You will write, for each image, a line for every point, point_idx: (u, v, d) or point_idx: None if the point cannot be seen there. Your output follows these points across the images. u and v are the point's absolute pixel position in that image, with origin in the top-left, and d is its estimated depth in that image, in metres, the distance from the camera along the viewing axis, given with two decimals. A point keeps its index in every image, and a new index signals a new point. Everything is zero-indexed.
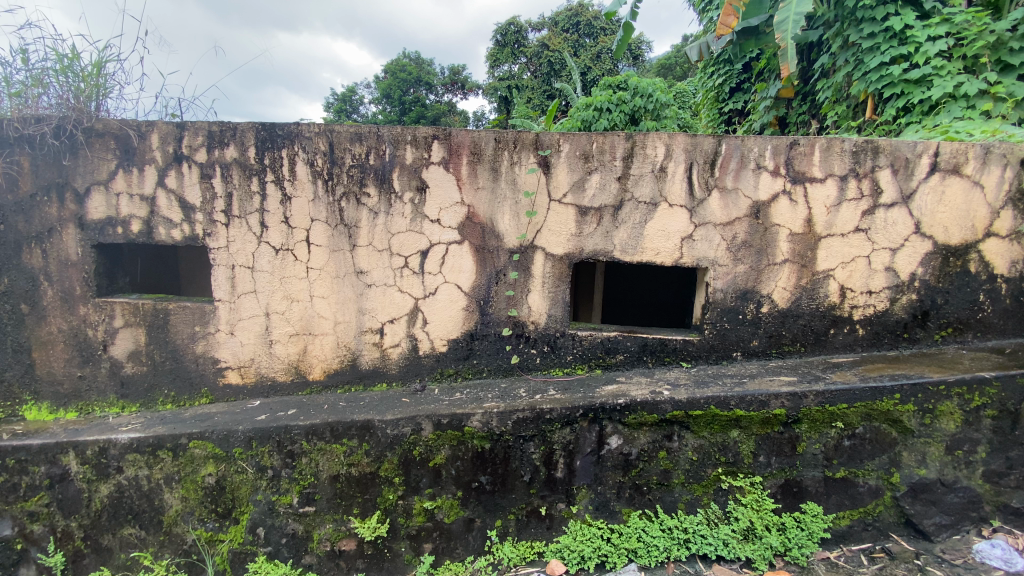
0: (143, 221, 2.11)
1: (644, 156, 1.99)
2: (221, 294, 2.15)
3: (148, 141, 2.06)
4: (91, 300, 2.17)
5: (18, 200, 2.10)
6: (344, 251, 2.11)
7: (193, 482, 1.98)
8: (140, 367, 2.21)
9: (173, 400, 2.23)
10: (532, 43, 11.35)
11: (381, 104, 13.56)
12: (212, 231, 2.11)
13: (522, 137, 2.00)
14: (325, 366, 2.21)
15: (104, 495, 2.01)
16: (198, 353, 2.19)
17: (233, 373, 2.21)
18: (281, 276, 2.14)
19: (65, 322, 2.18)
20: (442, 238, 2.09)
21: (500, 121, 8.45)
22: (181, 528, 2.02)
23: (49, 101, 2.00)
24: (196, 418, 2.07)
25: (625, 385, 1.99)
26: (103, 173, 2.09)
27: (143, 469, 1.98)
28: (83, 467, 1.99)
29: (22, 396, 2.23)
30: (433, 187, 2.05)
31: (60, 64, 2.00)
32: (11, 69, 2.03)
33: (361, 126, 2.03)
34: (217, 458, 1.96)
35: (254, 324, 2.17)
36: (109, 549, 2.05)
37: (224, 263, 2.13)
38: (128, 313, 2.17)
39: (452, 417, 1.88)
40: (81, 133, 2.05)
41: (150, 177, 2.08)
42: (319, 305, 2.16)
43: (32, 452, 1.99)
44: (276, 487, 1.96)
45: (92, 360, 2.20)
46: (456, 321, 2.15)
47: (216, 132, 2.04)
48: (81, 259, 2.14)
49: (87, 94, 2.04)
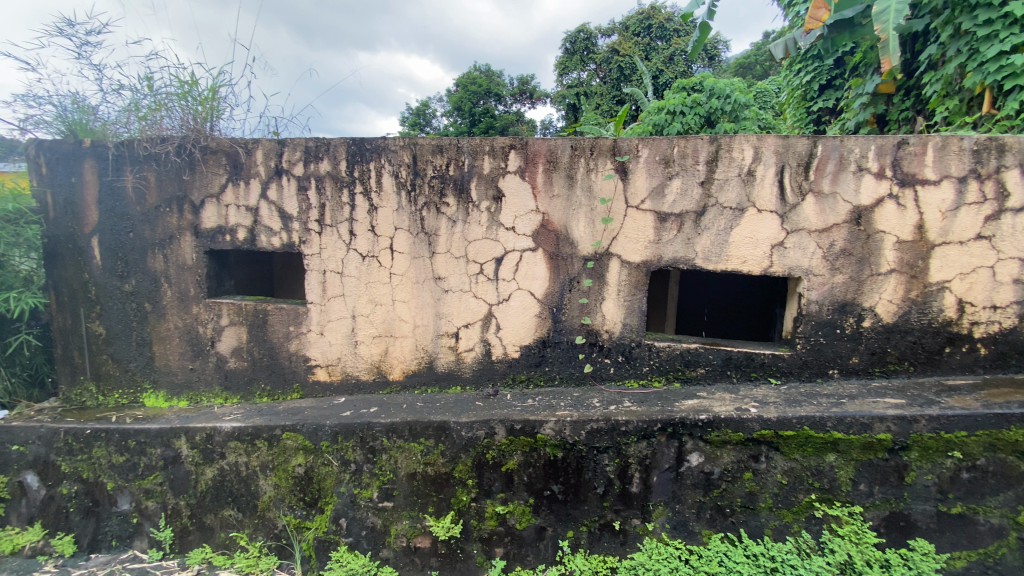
0: (248, 229, 2.32)
1: (729, 160, 1.91)
2: (313, 297, 2.31)
3: (253, 157, 2.26)
4: (202, 300, 2.41)
5: (145, 211, 2.38)
6: (423, 258, 2.20)
7: (285, 470, 2.13)
8: (241, 362, 2.42)
9: (268, 393, 2.42)
10: (602, 49, 11.27)
11: (451, 117, 13.97)
12: (306, 239, 2.27)
13: (599, 143, 1.99)
14: (404, 367, 2.30)
15: (208, 478, 2.22)
16: (291, 351, 2.37)
17: (322, 370, 2.36)
18: (366, 281, 2.26)
19: (180, 320, 2.44)
20: (517, 245, 2.11)
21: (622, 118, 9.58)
22: (273, 514, 2.18)
23: (172, 123, 2.27)
24: (287, 412, 2.23)
25: (706, 400, 1.90)
26: (215, 186, 2.32)
27: (242, 456, 2.16)
28: (191, 451, 2.21)
29: (143, 385, 2.52)
30: (509, 195, 2.09)
31: (182, 90, 2.27)
32: (140, 96, 2.33)
33: (442, 138, 2.11)
34: (306, 450, 2.09)
35: (340, 325, 2.31)
36: (210, 528, 2.26)
37: (315, 268, 2.29)
38: (233, 313, 2.39)
39: (525, 424, 1.88)
40: (198, 151, 2.29)
41: (254, 190, 2.28)
42: (399, 309, 2.26)
43: (150, 436, 2.24)
44: (357, 481, 2.06)
45: (201, 355, 2.44)
46: (529, 327, 2.16)
47: (312, 148, 2.20)
48: (195, 264, 2.39)
49: (204, 115, 2.29)
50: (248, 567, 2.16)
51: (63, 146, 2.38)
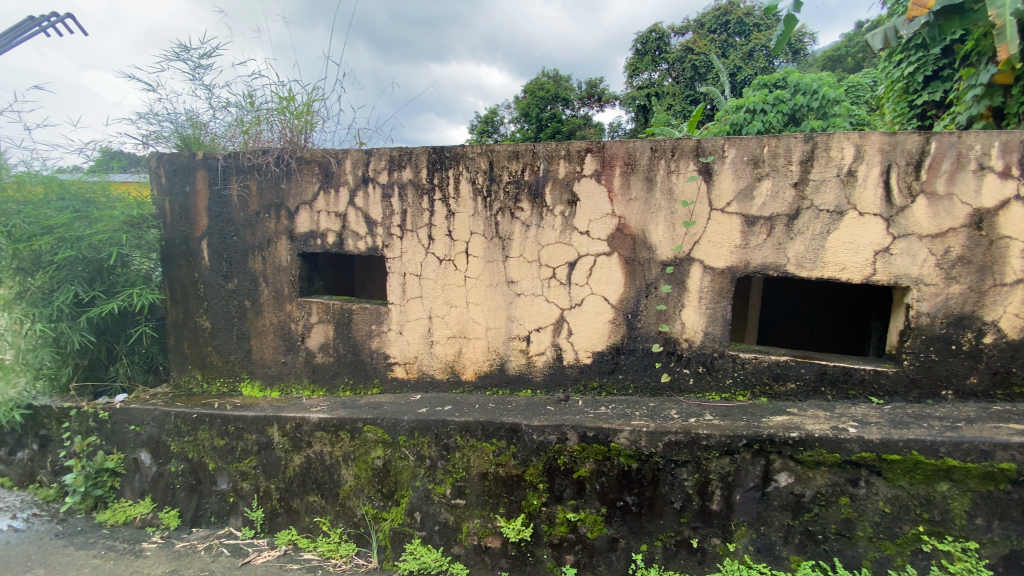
0: (336, 234, 2.48)
1: (826, 159, 1.78)
2: (394, 298, 2.42)
3: (342, 166, 2.42)
4: (295, 299, 2.60)
5: (248, 217, 2.61)
6: (498, 262, 2.24)
7: (365, 462, 2.24)
8: (327, 358, 2.58)
9: (351, 387, 2.56)
10: (675, 49, 10.93)
11: (519, 122, 14.10)
12: (388, 243, 2.39)
13: (681, 144, 1.93)
14: (477, 368, 2.35)
15: (296, 465, 2.38)
16: (373, 349, 2.49)
17: (400, 368, 2.47)
18: (443, 284, 2.33)
19: (275, 316, 2.64)
20: (591, 249, 2.10)
21: (704, 113, 9.29)
22: (353, 502, 2.30)
23: (274, 137, 2.48)
24: (368, 406, 2.35)
25: (796, 417, 1.78)
26: (308, 194, 2.50)
27: (327, 446, 2.30)
28: (282, 438, 2.38)
29: (242, 375, 2.75)
30: (585, 199, 2.07)
31: (282, 106, 2.46)
32: (247, 113, 2.57)
33: (519, 144, 2.14)
34: (385, 443, 2.19)
35: (418, 325, 2.40)
36: (297, 511, 2.42)
37: (396, 270, 2.40)
38: (321, 311, 2.55)
39: (599, 431, 1.86)
40: (294, 162, 2.48)
41: (343, 197, 2.43)
42: (474, 312, 2.31)
43: (247, 422, 2.44)
44: (432, 477, 2.13)
45: (293, 349, 2.63)
46: (602, 333, 2.13)
47: (396, 157, 2.32)
48: (289, 265, 2.58)
49: (300, 129, 2.47)
50: (329, 551, 2.29)
51: (180, 159, 2.67)
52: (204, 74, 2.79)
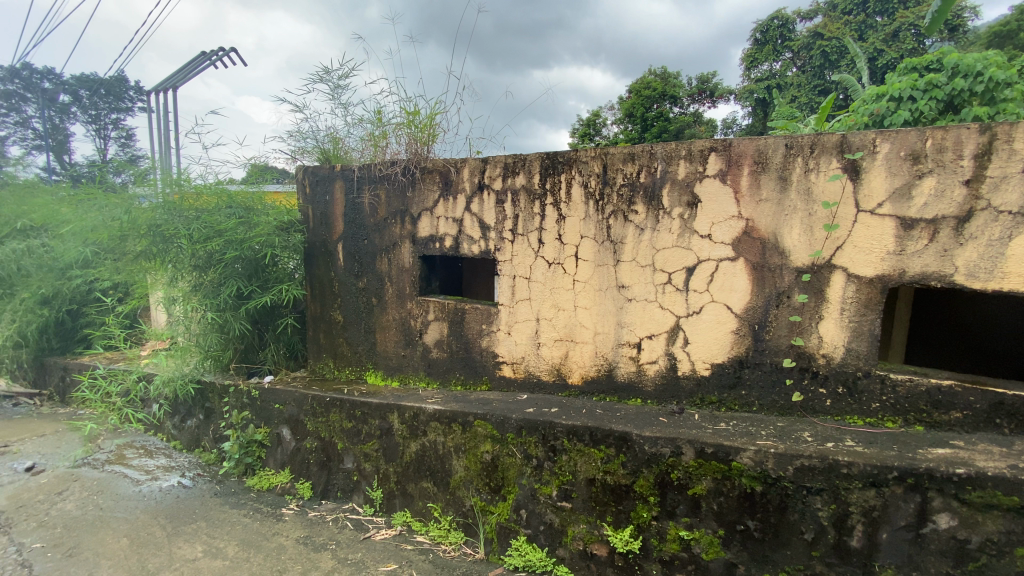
0: (453, 238, 2.62)
1: (1010, 151, 1.52)
2: (504, 299, 2.50)
3: (461, 173, 2.55)
4: (414, 297, 2.79)
5: (376, 222, 2.86)
6: (609, 266, 2.21)
7: (475, 455, 2.34)
8: (442, 353, 2.73)
9: (462, 383, 2.69)
10: (801, 35, 9.98)
11: (623, 124, 13.77)
12: (501, 246, 2.48)
13: (821, 140, 1.77)
14: (584, 372, 2.34)
15: (412, 451, 2.56)
16: (483, 347, 2.60)
17: (507, 367, 2.54)
18: (552, 287, 2.36)
19: (397, 313, 2.86)
20: (713, 254, 1.99)
21: (834, 104, 8.38)
22: (462, 493, 2.40)
23: (402, 150, 2.71)
24: (479, 401, 2.45)
25: (964, 451, 1.54)
26: (429, 201, 2.67)
27: (440, 436, 2.44)
28: (401, 426, 2.57)
29: (367, 365, 3.02)
30: (706, 201, 1.98)
31: (408, 121, 2.67)
32: (378, 127, 2.82)
33: (635, 146, 2.10)
34: (494, 439, 2.27)
35: (526, 326, 2.46)
36: (411, 495, 2.59)
37: (507, 273, 2.47)
38: (437, 309, 2.71)
39: (718, 448, 1.76)
40: (418, 171, 2.68)
41: (460, 203, 2.57)
42: (583, 316, 2.30)
43: (371, 408, 2.67)
44: (538, 476, 2.16)
45: (412, 344, 2.83)
46: (723, 344, 2.01)
47: (510, 163, 2.39)
48: (411, 266, 2.79)
49: (424, 141, 2.66)
50: (440, 537, 2.42)
51: (322, 171, 3.00)
52: (342, 94, 3.10)
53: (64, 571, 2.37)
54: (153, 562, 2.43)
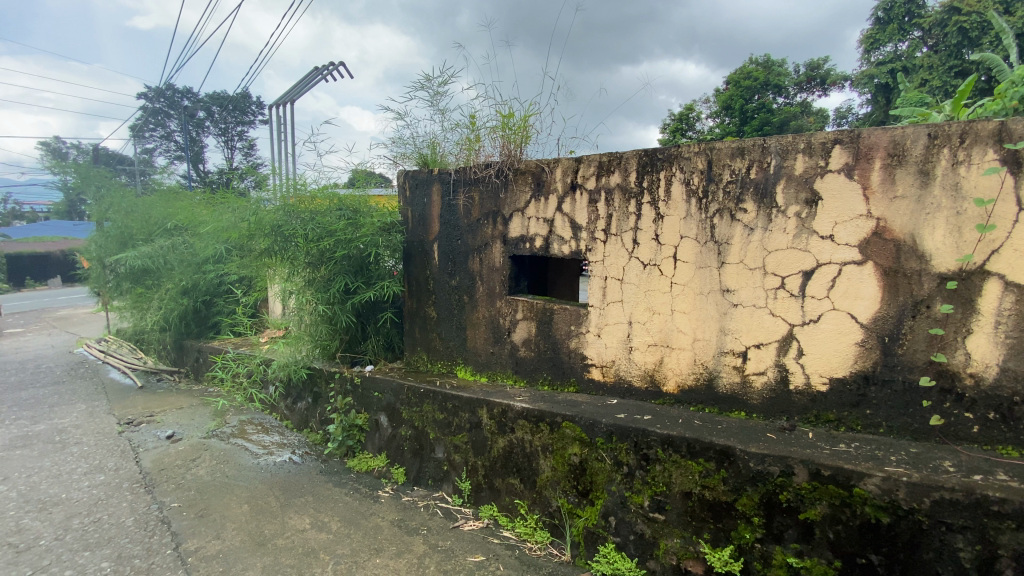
0: (543, 238, 2.63)
1: None
2: (595, 301, 2.46)
3: (553, 174, 2.56)
4: (504, 296, 2.84)
5: (470, 222, 2.95)
6: (711, 268, 2.10)
7: (562, 456, 2.33)
8: (530, 352, 2.75)
9: (549, 383, 2.69)
10: (934, 10, 8.80)
11: (719, 117, 13.01)
12: (592, 247, 2.44)
13: (975, 129, 1.56)
14: (680, 380, 2.24)
15: (499, 447, 2.60)
16: (571, 348, 2.58)
17: (596, 370, 2.50)
18: (647, 289, 2.29)
19: (487, 311, 2.93)
20: (835, 257, 1.81)
21: (977, 87, 7.28)
22: (549, 493, 2.40)
23: (496, 152, 2.78)
24: (567, 403, 2.44)
25: None
26: (521, 202, 2.70)
27: (528, 435, 2.46)
28: (490, 421, 2.63)
29: (457, 360, 3.12)
30: (828, 198, 1.81)
31: (502, 123, 2.72)
32: (473, 130, 2.91)
33: (745, 140, 1.98)
34: (582, 441, 2.25)
35: (617, 329, 2.40)
36: (498, 490, 2.63)
37: (598, 274, 2.43)
38: (526, 309, 2.74)
39: (837, 470, 1.61)
40: (512, 173, 2.73)
41: (552, 203, 2.57)
42: (680, 321, 2.20)
43: (462, 402, 2.76)
44: (628, 484, 2.11)
45: (500, 341, 2.88)
46: (845, 357, 1.82)
47: (605, 162, 2.36)
48: (501, 266, 2.84)
49: (518, 142, 2.71)
50: (526, 534, 2.44)
51: (421, 175, 3.15)
52: (440, 100, 3.24)
53: (198, 529, 2.72)
54: (268, 529, 2.70)
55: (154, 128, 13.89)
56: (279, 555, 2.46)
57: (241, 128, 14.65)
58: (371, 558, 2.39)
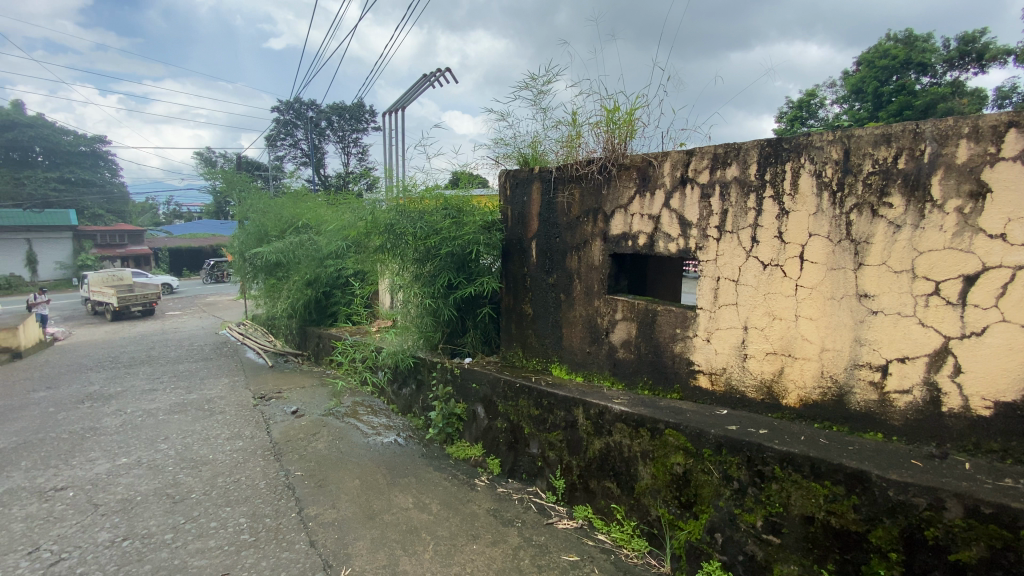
0: (648, 236, 2.53)
1: None
2: (705, 303, 2.33)
3: (662, 168, 2.46)
4: (603, 295, 2.78)
5: (570, 220, 2.93)
6: (844, 271, 1.89)
7: (664, 465, 2.24)
8: (629, 354, 2.67)
9: (650, 387, 2.59)
10: None
11: (846, 104, 11.63)
12: (703, 245, 2.32)
13: None
14: (802, 393, 2.04)
15: (595, 448, 2.56)
16: (675, 352, 2.46)
17: (704, 377, 2.36)
18: (766, 292, 2.12)
19: (584, 310, 2.89)
20: (1006, 260, 1.55)
21: None
22: (648, 501, 2.32)
23: (600, 147, 2.73)
24: (670, 409, 2.34)
25: None
26: (624, 198, 2.63)
27: (627, 439, 2.39)
28: (586, 422, 2.60)
29: (553, 358, 3.13)
30: (1000, 190, 1.55)
31: (607, 117, 2.67)
32: (576, 126, 2.90)
33: (891, 126, 1.76)
34: (687, 451, 2.14)
35: (730, 335, 2.25)
36: (593, 492, 2.59)
37: (711, 274, 2.31)
38: (626, 309, 2.66)
39: (1001, 510, 1.41)
40: (615, 168, 2.66)
41: (658, 199, 2.47)
42: (804, 328, 2.01)
43: (558, 400, 2.76)
44: (738, 500, 1.98)
45: (598, 341, 2.83)
46: (1017, 378, 1.55)
47: (721, 154, 2.23)
48: (601, 264, 2.79)
49: (623, 136, 2.64)
50: (622, 540, 2.37)
51: (522, 174, 3.20)
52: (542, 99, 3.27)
53: (318, 497, 3.01)
54: (376, 503, 2.92)
55: (284, 138, 15.58)
56: (385, 529, 2.65)
57: (355, 134, 15.96)
58: (468, 543, 2.48)
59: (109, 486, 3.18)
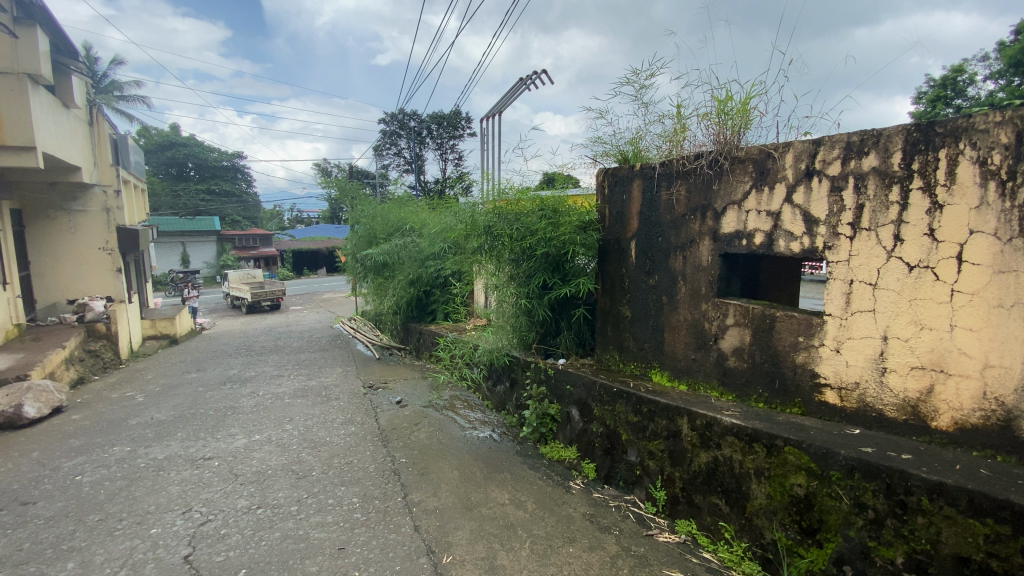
0: (765, 234, 2.34)
1: None
2: (834, 309, 2.10)
3: (782, 161, 2.27)
4: (712, 298, 2.61)
5: (674, 218, 2.79)
6: (1017, 275, 1.62)
7: (782, 485, 2.05)
8: (741, 363, 2.49)
9: (765, 400, 2.38)
10: None
11: (1007, 79, 9.88)
12: (833, 244, 2.09)
13: None
14: (957, 416, 1.78)
15: (702, 461, 2.40)
16: (797, 363, 2.25)
17: (832, 392, 2.13)
18: (912, 298, 1.87)
19: (690, 313, 2.74)
20: None
21: None
22: (762, 522, 2.13)
23: (710, 140, 2.57)
24: (790, 425, 2.14)
25: None
26: (738, 194, 2.45)
27: (738, 454, 2.22)
28: (691, 432, 2.45)
29: (654, 363, 3.00)
30: None
31: (719, 108, 2.51)
32: (683, 119, 2.76)
33: None
34: (810, 472, 1.95)
35: (865, 345, 2.01)
36: (698, 507, 2.44)
37: (841, 277, 2.07)
38: (738, 314, 2.48)
39: None
40: (727, 162, 2.49)
41: (778, 194, 2.27)
42: (962, 340, 1.75)
43: (660, 407, 2.64)
44: (874, 532, 1.77)
45: (705, 347, 2.67)
46: None
47: (856, 143, 2.00)
48: (710, 265, 2.62)
49: (737, 127, 2.46)
50: (731, 561, 2.19)
51: (622, 171, 3.11)
52: (644, 94, 3.16)
53: (420, 484, 3.18)
54: (474, 496, 3.01)
55: (389, 147, 16.70)
56: (483, 522, 2.71)
57: (452, 141, 16.69)
58: (564, 546, 2.46)
59: (246, 458, 3.62)
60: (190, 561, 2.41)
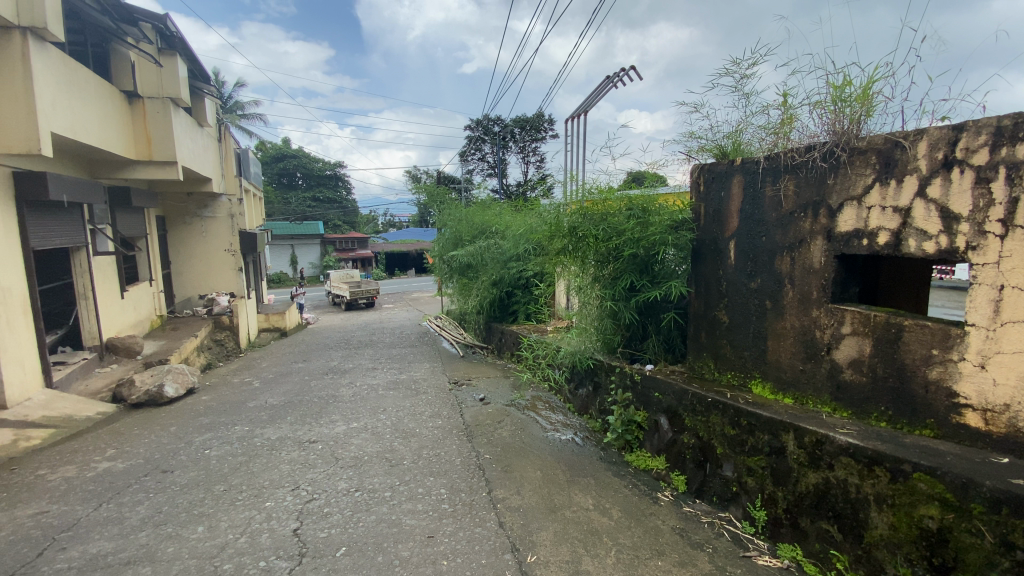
0: (892, 233, 2.09)
1: None
2: (978, 319, 1.83)
3: (914, 150, 2.01)
4: (825, 304, 2.38)
5: (781, 216, 2.58)
6: None
7: (907, 516, 1.82)
8: (859, 376, 2.24)
9: (889, 419, 2.13)
10: None
11: None
12: (977, 244, 1.82)
13: None
14: None
15: (810, 482, 2.19)
16: (930, 379, 1.98)
17: (975, 414, 1.86)
18: None
19: (798, 320, 2.52)
20: None
21: None
22: (882, 556, 1.90)
23: (824, 130, 2.34)
24: (920, 448, 1.89)
25: None
26: (858, 189, 2.22)
27: (854, 477, 2.00)
28: (798, 450, 2.25)
29: (754, 373, 2.80)
30: None
31: (836, 95, 2.28)
32: (793, 108, 2.54)
33: None
34: (945, 504, 1.72)
35: (1019, 362, 1.73)
36: (805, 532, 2.22)
37: (988, 282, 1.80)
38: (857, 322, 2.24)
39: None
40: (845, 153, 2.26)
41: (908, 188, 2.02)
42: None
43: (761, 421, 2.45)
44: None
45: (815, 358, 2.44)
46: None
47: (1010, 126, 1.73)
48: (822, 267, 2.39)
49: (858, 115, 2.22)
50: None
51: (720, 167, 2.93)
52: (745, 84, 2.96)
53: (504, 481, 3.22)
54: (557, 498, 3.00)
55: (474, 152, 17.22)
56: (567, 525, 2.69)
57: (535, 144, 16.84)
58: (652, 558, 2.37)
59: (345, 444, 3.90)
60: (298, 534, 2.64)
